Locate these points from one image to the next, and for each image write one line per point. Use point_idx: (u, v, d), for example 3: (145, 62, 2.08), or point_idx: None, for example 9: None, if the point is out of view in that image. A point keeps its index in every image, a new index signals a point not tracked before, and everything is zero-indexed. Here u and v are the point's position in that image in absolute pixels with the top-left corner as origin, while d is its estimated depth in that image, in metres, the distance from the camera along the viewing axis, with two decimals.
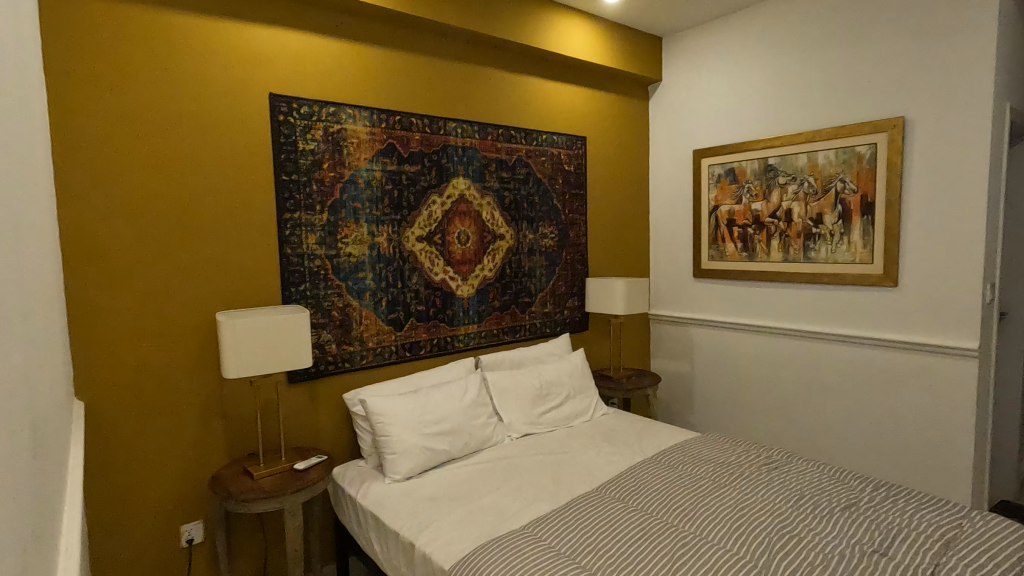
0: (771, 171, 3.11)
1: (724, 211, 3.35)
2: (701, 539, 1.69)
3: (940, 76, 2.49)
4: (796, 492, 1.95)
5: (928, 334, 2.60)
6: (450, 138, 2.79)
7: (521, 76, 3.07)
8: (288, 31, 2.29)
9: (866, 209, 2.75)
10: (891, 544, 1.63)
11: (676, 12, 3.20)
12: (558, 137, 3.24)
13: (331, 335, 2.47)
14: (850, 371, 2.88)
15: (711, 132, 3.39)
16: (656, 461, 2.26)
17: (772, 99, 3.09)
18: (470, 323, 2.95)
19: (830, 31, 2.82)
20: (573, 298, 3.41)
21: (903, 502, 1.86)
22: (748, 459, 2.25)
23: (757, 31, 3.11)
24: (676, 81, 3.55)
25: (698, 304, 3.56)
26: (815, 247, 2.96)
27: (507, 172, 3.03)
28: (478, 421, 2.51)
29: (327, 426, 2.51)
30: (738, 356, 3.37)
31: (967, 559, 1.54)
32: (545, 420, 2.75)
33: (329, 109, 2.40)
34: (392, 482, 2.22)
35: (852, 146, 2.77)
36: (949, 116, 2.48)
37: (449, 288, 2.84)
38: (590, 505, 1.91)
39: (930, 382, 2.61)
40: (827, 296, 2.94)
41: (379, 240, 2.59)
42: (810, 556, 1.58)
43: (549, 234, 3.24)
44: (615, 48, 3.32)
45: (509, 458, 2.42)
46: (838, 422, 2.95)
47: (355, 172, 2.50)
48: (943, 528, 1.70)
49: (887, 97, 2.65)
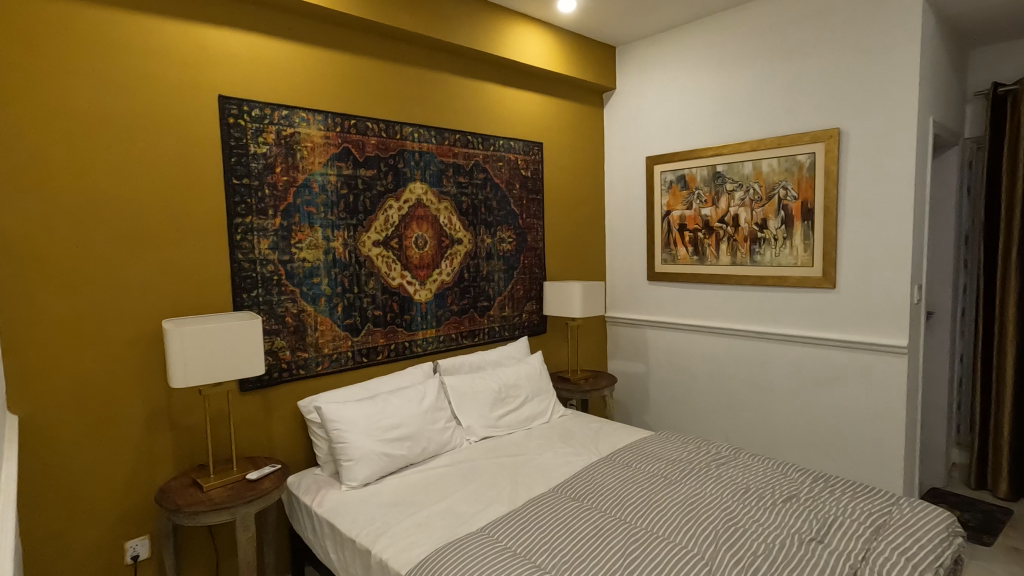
0: (719, 178, 3.23)
1: (675, 216, 3.46)
2: (652, 534, 1.74)
3: (870, 91, 2.65)
4: (742, 486, 2.04)
5: (863, 332, 2.76)
6: (407, 143, 2.80)
7: (478, 83, 3.10)
8: (237, 32, 2.26)
9: (806, 214, 2.90)
10: (827, 532, 1.72)
11: (627, 24, 3.30)
12: (515, 143, 3.28)
13: (285, 341, 2.43)
14: (793, 369, 3.02)
15: (663, 140, 3.50)
16: (611, 461, 2.31)
17: (718, 109, 3.21)
18: (428, 328, 2.95)
19: (770, 45, 2.97)
20: (530, 302, 3.45)
21: (839, 492, 1.97)
22: (698, 456, 2.33)
23: (703, 44, 3.25)
24: (629, 90, 3.66)
25: (653, 306, 3.66)
26: (761, 251, 3.10)
27: (465, 177, 3.05)
28: (436, 425, 2.51)
29: (281, 435, 2.47)
30: (690, 356, 3.47)
31: (895, 543, 1.65)
32: (504, 423, 2.77)
33: (281, 112, 2.37)
34: (349, 489, 2.20)
35: (793, 155, 2.91)
36: (879, 128, 2.64)
37: (406, 292, 2.84)
38: (546, 505, 1.95)
39: (865, 378, 2.77)
40: (772, 298, 3.08)
41: (335, 245, 2.56)
42: (753, 546, 1.66)
43: (507, 239, 3.28)
44: (570, 57, 3.40)
45: (468, 462, 2.43)
46: (783, 418, 3.08)
47: (309, 176, 2.48)
48: (875, 514, 1.81)
49: (823, 110, 2.81)
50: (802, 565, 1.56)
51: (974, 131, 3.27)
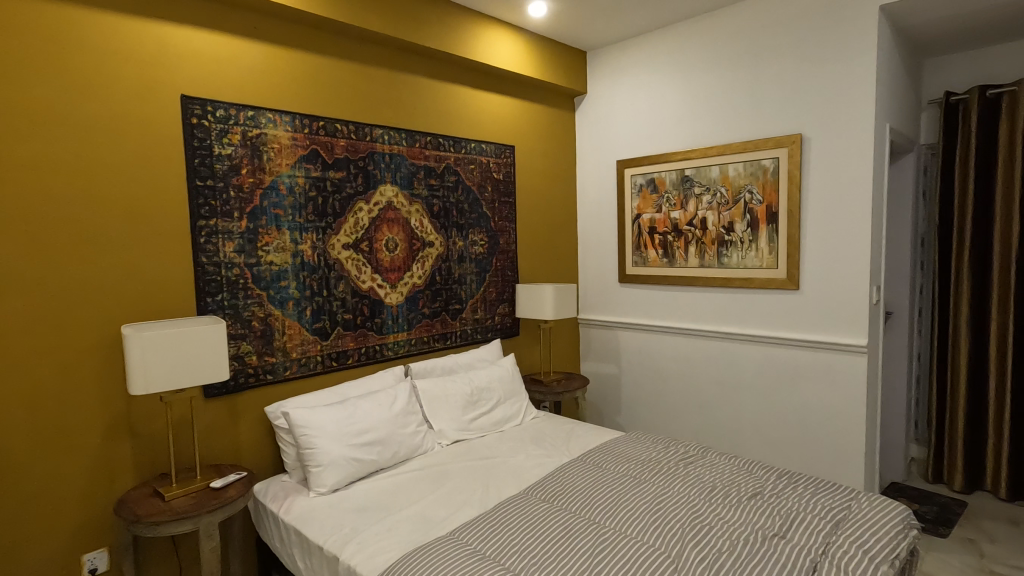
0: (687, 182, 3.29)
1: (646, 219, 3.51)
2: (621, 533, 1.76)
3: (829, 98, 2.74)
4: (709, 484, 2.08)
5: (825, 332, 2.83)
6: (377, 145, 2.78)
7: (449, 86, 3.10)
8: (201, 31, 2.22)
9: (771, 218, 2.97)
10: (789, 527, 1.77)
11: (597, 30, 3.35)
12: (487, 146, 3.29)
13: (251, 346, 2.39)
14: (760, 369, 3.08)
15: (632, 144, 3.55)
16: (581, 461, 2.33)
17: (686, 114, 3.27)
18: (399, 331, 2.93)
19: (735, 52, 3.04)
20: (503, 305, 3.45)
21: (802, 488, 2.02)
22: (667, 455, 2.36)
23: (671, 50, 3.30)
24: (600, 94, 3.71)
25: (624, 308, 3.70)
26: (727, 253, 3.16)
27: (436, 179, 3.04)
28: (407, 430, 2.49)
29: (248, 441, 2.42)
30: (660, 357, 3.52)
31: (854, 537, 1.70)
32: (476, 426, 2.77)
33: (247, 113, 2.34)
34: (317, 495, 2.17)
35: (758, 160, 2.98)
36: (839, 134, 2.72)
37: (377, 296, 2.81)
38: (516, 507, 1.95)
39: (828, 377, 2.84)
40: (738, 299, 3.14)
41: (303, 248, 2.53)
42: (718, 543, 1.69)
43: (479, 242, 3.28)
44: (541, 61, 3.42)
45: (439, 466, 2.41)
46: (749, 416, 3.15)
47: (276, 178, 2.44)
48: (835, 509, 1.86)
49: (786, 116, 2.88)
50: (765, 560, 1.59)
51: (929, 138, 3.40)
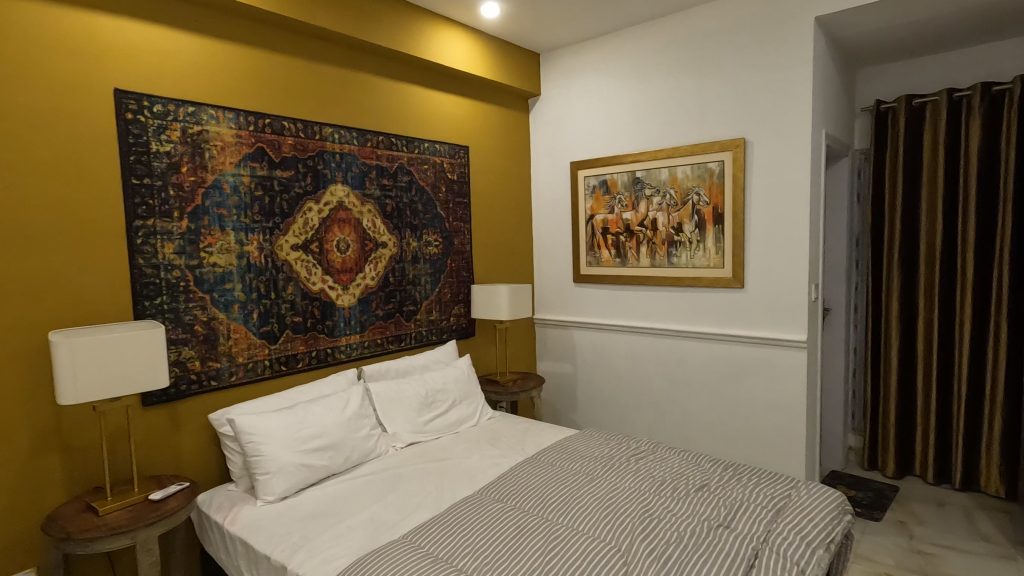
0: (639, 183, 3.36)
1: (599, 219, 3.56)
2: (573, 529, 1.78)
3: (769, 105, 2.86)
4: (659, 478, 2.13)
5: (768, 329, 2.95)
6: (327, 144, 2.72)
7: (401, 84, 3.07)
8: (136, 22, 2.12)
9: (717, 219, 3.07)
10: (734, 516, 1.83)
11: (550, 32, 3.38)
12: (440, 146, 3.27)
13: (194, 351, 2.30)
14: (708, 365, 3.18)
15: (586, 146, 3.60)
16: (536, 460, 2.35)
17: (636, 117, 3.35)
18: (352, 333, 2.87)
19: (683, 58, 3.13)
20: (458, 305, 3.44)
21: (746, 478, 2.11)
22: (619, 451, 2.41)
23: (622, 54, 3.37)
24: (553, 97, 3.74)
25: (579, 307, 3.75)
26: (677, 253, 3.24)
27: (389, 179, 3.01)
28: (360, 434, 2.45)
29: (190, 450, 2.32)
30: (614, 355, 3.59)
31: (793, 524, 1.78)
32: (431, 428, 2.75)
33: (187, 109, 2.25)
34: (265, 504, 2.10)
35: (705, 163, 3.08)
36: (778, 138, 2.84)
37: (328, 298, 2.76)
38: (469, 508, 1.95)
39: (771, 372, 2.96)
40: (687, 298, 3.24)
41: (249, 248, 2.45)
42: (666, 535, 1.73)
43: (433, 242, 3.26)
44: (494, 62, 3.43)
45: (393, 469, 2.38)
46: (699, 411, 3.24)
47: (219, 176, 2.36)
48: (776, 498, 1.95)
49: (730, 121, 2.99)
50: (710, 549, 1.65)
51: (863, 144, 3.59)
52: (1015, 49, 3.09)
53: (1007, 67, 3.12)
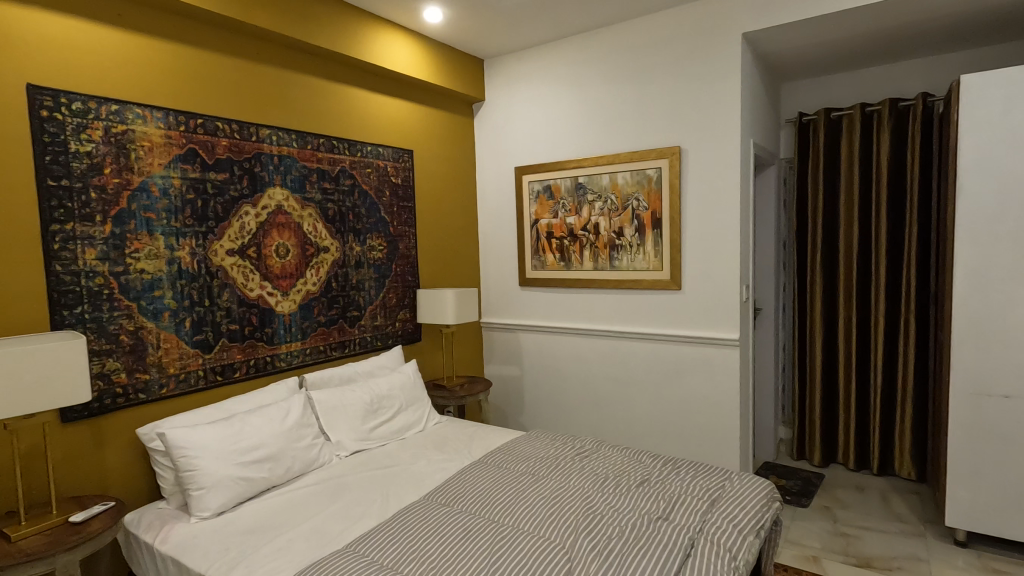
0: (581, 189, 3.43)
1: (543, 224, 3.62)
2: (519, 530, 1.81)
3: (701, 114, 3.00)
4: (602, 475, 2.19)
5: (704, 328, 3.09)
6: (264, 146, 2.64)
7: (343, 86, 3.02)
8: (52, 13, 2.00)
9: (655, 223, 3.19)
10: (673, 509, 1.91)
11: (493, 38, 3.42)
12: (384, 149, 3.24)
13: (119, 363, 2.18)
14: (649, 364, 3.29)
15: (530, 151, 3.66)
16: (483, 463, 2.36)
17: (578, 124, 3.43)
18: (292, 341, 2.80)
19: (621, 68, 3.23)
20: (404, 310, 3.41)
21: (684, 472, 2.20)
22: (564, 451, 2.46)
23: (563, 62, 3.45)
24: (497, 102, 3.78)
25: (525, 310, 3.80)
26: (619, 257, 3.34)
27: (330, 183, 2.95)
28: (302, 443, 2.39)
29: (116, 467, 2.19)
30: (560, 357, 3.65)
31: (726, 513, 1.87)
32: (376, 435, 2.71)
33: (110, 107, 2.13)
34: (199, 520, 2.01)
35: (644, 170, 3.19)
36: (711, 147, 2.99)
37: (266, 304, 2.67)
38: (415, 513, 1.94)
39: (708, 369, 3.09)
40: (629, 300, 3.34)
41: (180, 254, 2.35)
42: (609, 530, 1.79)
43: (377, 247, 3.22)
44: (438, 67, 3.44)
45: (337, 478, 2.33)
46: (642, 410, 3.35)
47: (146, 178, 2.25)
48: (711, 489, 2.05)
49: (666, 130, 3.12)
50: (649, 541, 1.71)
51: (788, 153, 3.82)
52: (917, 69, 3.38)
53: (911, 85, 3.41)
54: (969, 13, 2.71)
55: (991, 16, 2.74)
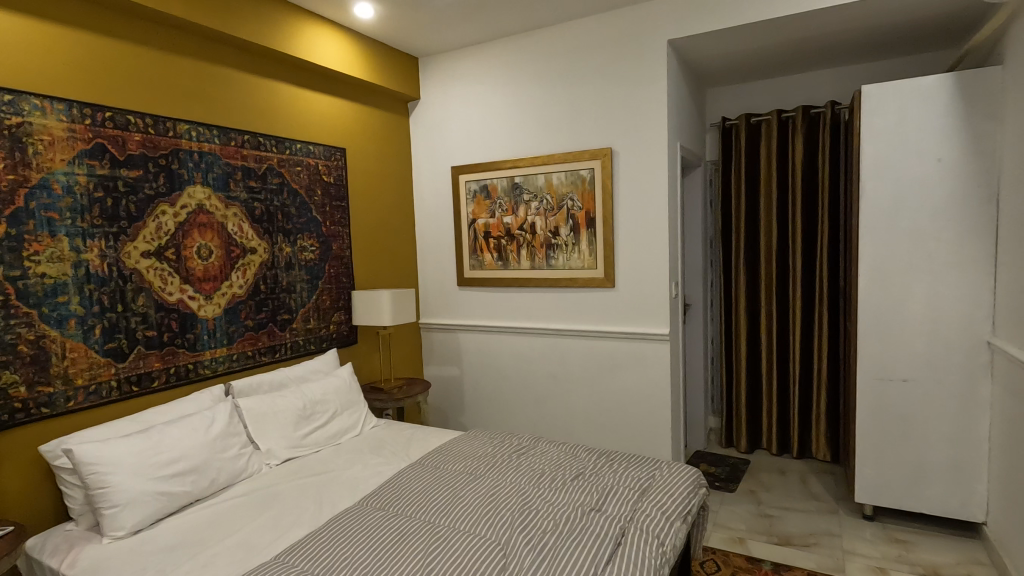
0: (517, 189, 3.46)
1: (480, 223, 3.63)
2: (454, 529, 1.81)
3: (631, 117, 3.10)
4: (538, 471, 2.22)
5: (637, 324, 3.19)
6: (183, 142, 2.50)
7: (269, 81, 2.91)
8: None
9: (589, 223, 3.26)
10: (605, 500, 1.97)
11: (426, 37, 3.40)
12: (315, 147, 3.15)
13: (18, 375, 2.01)
14: (585, 360, 3.37)
15: (466, 151, 3.65)
16: (420, 464, 2.34)
17: (513, 125, 3.46)
18: (217, 347, 2.67)
19: (555, 70, 3.29)
20: (338, 312, 3.32)
21: (617, 464, 2.27)
22: (501, 449, 2.48)
23: (498, 62, 3.47)
24: (433, 101, 3.76)
25: (464, 310, 3.79)
26: (555, 256, 3.39)
27: (257, 181, 2.84)
28: (229, 454, 2.28)
29: (16, 489, 2.02)
30: (499, 355, 3.67)
31: (656, 502, 1.94)
32: (310, 441, 2.62)
33: (3, 97, 1.97)
34: (113, 540, 1.89)
35: (577, 170, 3.25)
36: (640, 149, 3.09)
37: (188, 308, 2.54)
38: (347, 520, 1.89)
39: (641, 364, 3.20)
40: (565, 298, 3.40)
41: (88, 256, 2.19)
42: (544, 524, 1.82)
43: (309, 247, 3.12)
44: (371, 64, 3.38)
45: (267, 488, 2.24)
46: (579, 405, 3.42)
47: (47, 175, 2.09)
48: (642, 479, 2.12)
49: (598, 132, 3.20)
50: (583, 532, 1.76)
51: (713, 155, 4.01)
52: (826, 79, 3.64)
53: (821, 93, 3.66)
54: (869, 29, 2.94)
55: (887, 31, 2.99)
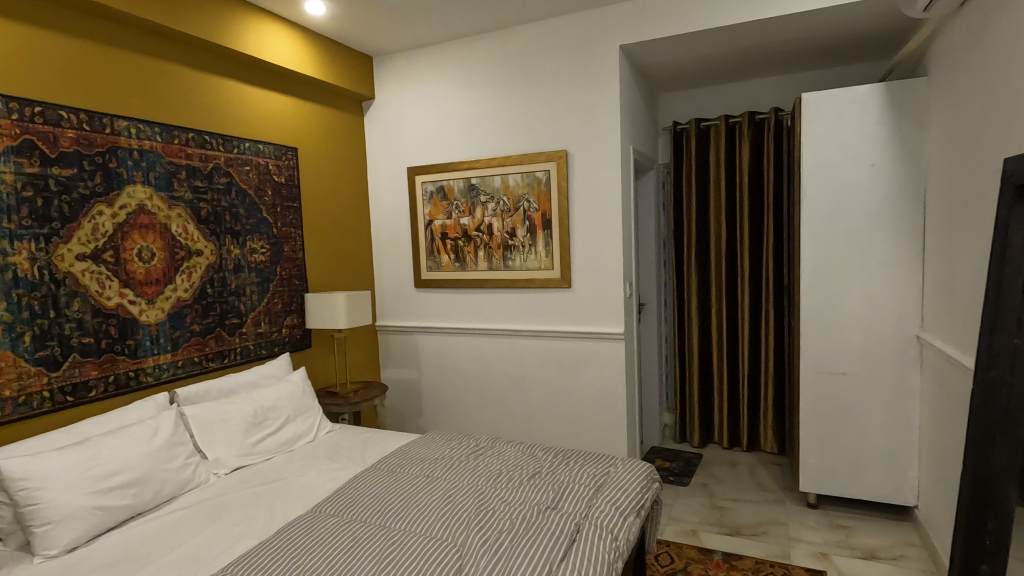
0: (474, 190, 3.46)
1: (437, 225, 3.61)
2: (410, 533, 1.79)
3: (585, 120, 3.15)
4: (495, 471, 2.23)
5: (593, 323, 3.24)
6: (121, 139, 2.40)
7: (214, 77, 2.82)
8: None
9: (545, 224, 3.29)
10: (561, 498, 1.99)
11: (380, 37, 3.36)
12: (264, 146, 3.06)
13: None
14: (543, 360, 3.40)
15: (422, 151, 3.63)
16: (376, 469, 2.31)
17: (468, 126, 3.46)
18: (161, 353, 2.56)
19: (510, 73, 3.31)
20: (291, 316, 3.24)
21: (573, 462, 2.30)
22: (459, 450, 2.47)
23: (453, 63, 3.46)
24: (387, 101, 3.71)
25: (421, 312, 3.76)
26: (512, 257, 3.41)
27: (203, 181, 2.74)
28: (174, 464, 2.19)
29: None
30: (458, 357, 3.66)
31: (610, 498, 1.98)
32: (261, 449, 2.54)
33: None
34: (46, 559, 1.79)
35: (533, 172, 3.28)
36: (594, 152, 3.15)
37: (128, 313, 2.43)
38: (300, 528, 1.85)
39: (597, 363, 3.25)
40: (522, 299, 3.42)
41: (17, 260, 2.07)
42: (500, 524, 1.83)
43: (259, 249, 3.03)
44: (324, 62, 3.31)
45: (215, 498, 2.17)
46: (538, 405, 3.44)
47: None
48: (598, 476, 2.16)
49: (553, 135, 3.24)
50: (538, 530, 1.78)
51: (665, 158, 4.12)
52: (771, 86, 3.80)
53: (765, 100, 3.81)
54: (809, 39, 3.08)
55: (825, 42, 3.14)
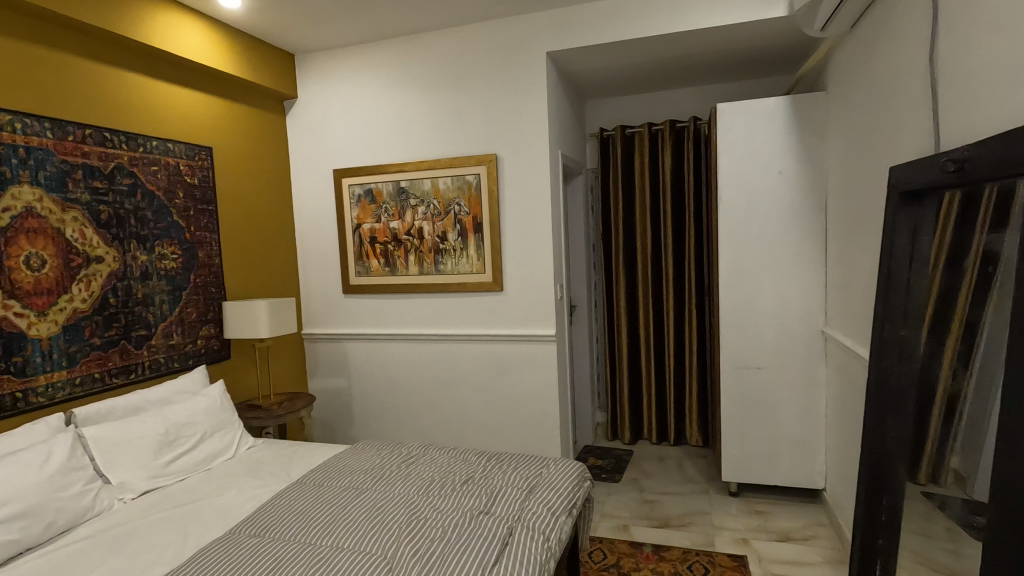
0: (403, 194, 3.40)
1: (366, 229, 3.52)
2: (338, 548, 1.72)
3: (513, 125, 3.17)
4: (427, 479, 2.19)
5: (525, 326, 3.27)
6: (4, 135, 2.17)
7: (115, 70, 2.61)
8: None
9: (476, 228, 3.28)
10: (493, 502, 1.98)
11: (302, 34, 3.24)
12: (174, 145, 2.87)
13: None
14: (476, 364, 3.38)
15: (348, 153, 3.53)
16: (302, 484, 2.21)
17: (396, 128, 3.40)
18: (54, 370, 2.32)
19: (438, 75, 3.28)
20: (207, 326, 3.04)
21: (506, 465, 2.30)
22: (390, 460, 2.41)
23: (379, 64, 3.39)
24: (311, 101, 3.58)
25: (350, 319, 3.65)
26: (443, 261, 3.37)
27: (103, 182, 2.52)
28: (70, 491, 2.00)
29: None
30: (389, 363, 3.57)
31: (543, 499, 1.99)
32: (173, 469, 2.36)
33: None
34: None
35: (463, 176, 3.26)
36: (523, 156, 3.18)
37: (14, 328, 2.20)
38: (216, 552, 1.73)
39: (530, 365, 3.28)
40: (455, 303, 3.39)
41: None
42: (432, 532, 1.79)
43: (170, 255, 2.83)
44: (241, 58, 3.15)
45: (120, 526, 1.99)
46: (472, 409, 3.42)
47: None
48: (530, 477, 2.17)
49: (483, 138, 3.24)
50: (471, 536, 1.76)
51: (593, 164, 4.22)
52: (690, 96, 3.99)
53: (685, 110, 4.00)
54: (722, 53, 3.26)
55: (737, 56, 3.34)
